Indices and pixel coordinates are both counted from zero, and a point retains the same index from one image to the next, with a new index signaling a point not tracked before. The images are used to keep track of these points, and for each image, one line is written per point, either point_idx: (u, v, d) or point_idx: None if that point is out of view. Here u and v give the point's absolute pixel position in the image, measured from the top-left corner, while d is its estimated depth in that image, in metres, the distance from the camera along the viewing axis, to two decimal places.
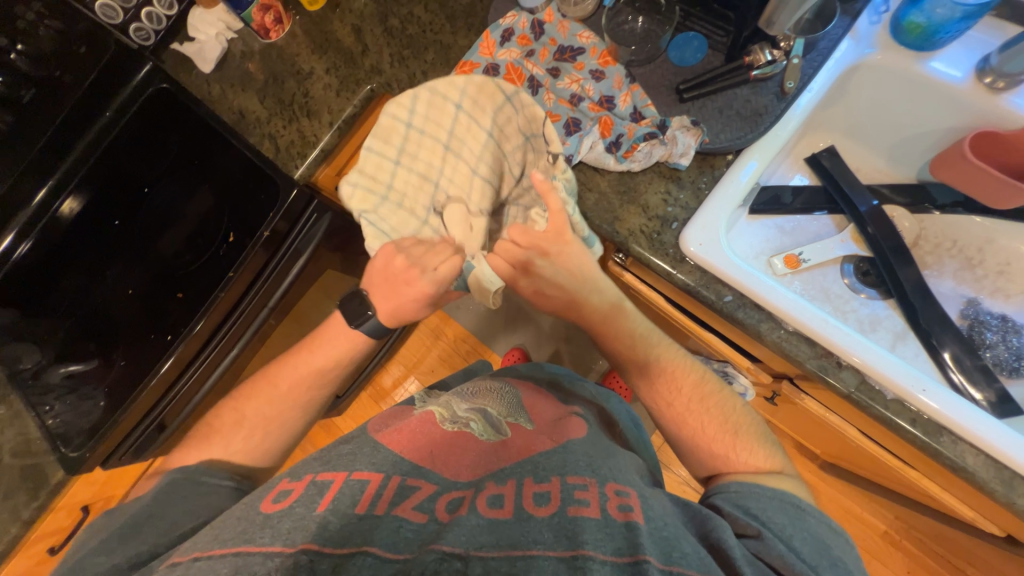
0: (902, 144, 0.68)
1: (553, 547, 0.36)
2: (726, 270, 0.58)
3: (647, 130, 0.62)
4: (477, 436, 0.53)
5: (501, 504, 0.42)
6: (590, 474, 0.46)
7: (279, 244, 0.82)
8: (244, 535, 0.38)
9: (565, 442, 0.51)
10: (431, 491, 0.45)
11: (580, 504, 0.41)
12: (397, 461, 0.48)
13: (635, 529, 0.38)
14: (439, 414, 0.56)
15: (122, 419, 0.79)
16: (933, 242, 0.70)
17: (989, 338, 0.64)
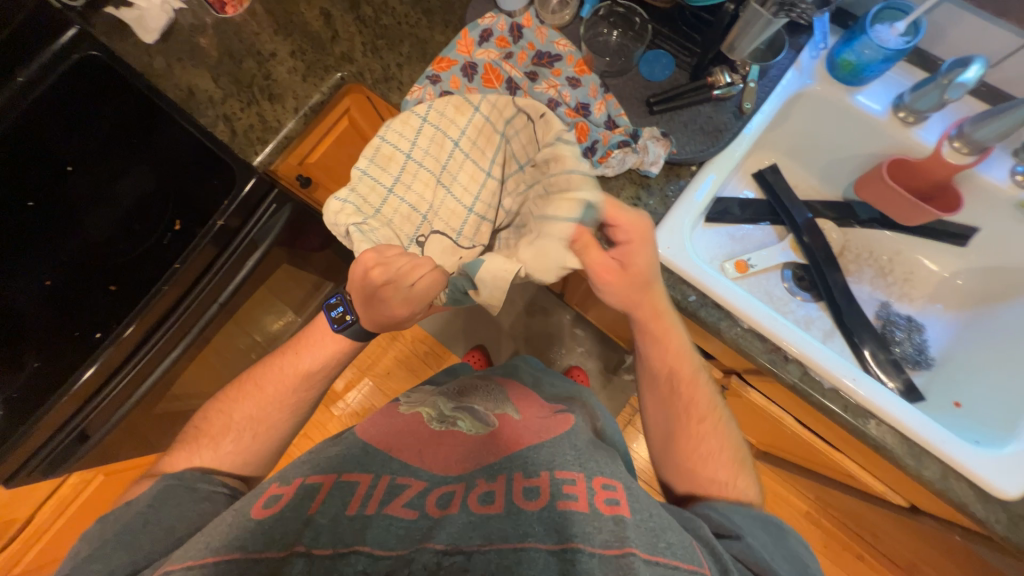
0: (830, 165, 0.78)
1: (544, 539, 0.38)
2: (691, 272, 0.63)
3: (621, 138, 0.66)
4: (466, 432, 0.54)
5: (491, 499, 0.43)
6: (579, 468, 0.46)
7: (231, 237, 0.77)
8: (238, 542, 0.38)
9: (552, 433, 0.52)
10: (420, 488, 0.44)
11: (569, 497, 0.41)
12: (384, 459, 0.48)
13: (622, 522, 0.39)
14: (427, 414, 0.57)
15: (46, 422, 0.69)
16: (856, 253, 0.80)
17: (898, 335, 0.75)
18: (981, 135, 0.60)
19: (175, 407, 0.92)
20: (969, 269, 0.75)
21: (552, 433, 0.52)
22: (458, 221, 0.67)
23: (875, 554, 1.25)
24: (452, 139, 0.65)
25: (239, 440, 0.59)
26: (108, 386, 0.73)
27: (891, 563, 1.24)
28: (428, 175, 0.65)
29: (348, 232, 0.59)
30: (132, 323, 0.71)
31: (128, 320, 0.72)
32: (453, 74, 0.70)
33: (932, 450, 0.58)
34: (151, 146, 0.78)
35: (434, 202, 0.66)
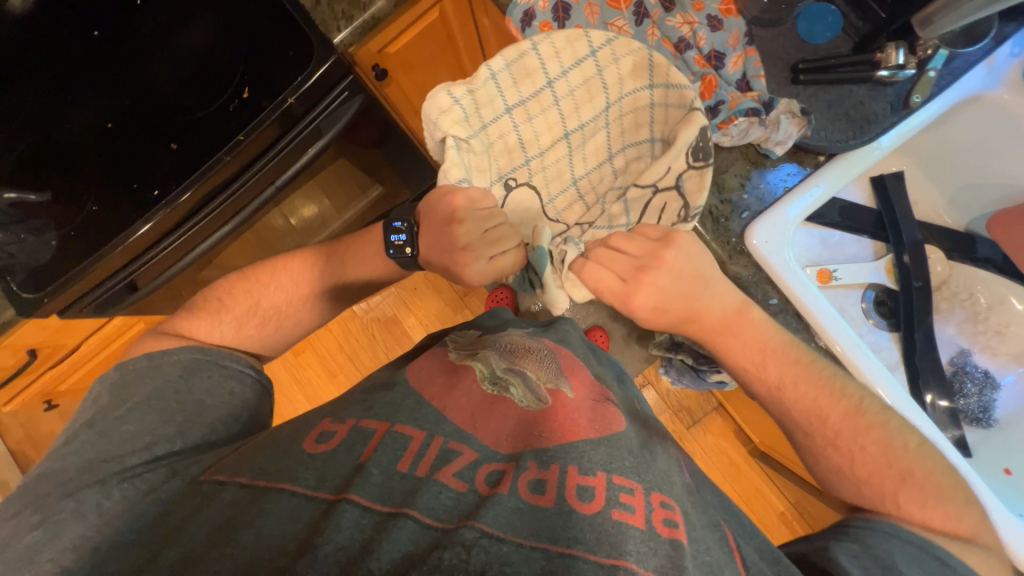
0: (965, 188, 0.69)
1: (594, 550, 0.32)
2: (780, 271, 0.58)
3: (751, 104, 0.56)
4: (517, 402, 0.45)
5: (541, 490, 0.36)
6: (637, 477, 0.38)
7: (297, 120, 0.72)
8: (287, 470, 0.39)
9: (606, 429, 0.42)
10: (471, 459, 0.39)
11: (625, 509, 0.35)
12: (438, 420, 0.43)
13: (680, 549, 0.33)
14: (476, 368, 0.49)
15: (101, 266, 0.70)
16: (953, 291, 0.73)
17: (968, 387, 0.70)
18: None
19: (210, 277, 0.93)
20: None
21: (608, 428, 0.43)
22: (552, 183, 0.65)
23: None
24: (606, 100, 0.59)
25: (278, 324, 0.60)
26: (160, 243, 0.74)
27: None
28: (558, 123, 0.61)
29: (443, 139, 0.55)
30: (188, 189, 0.69)
31: (181, 186, 0.69)
32: None
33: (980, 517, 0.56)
34: None
35: (546, 152, 0.63)
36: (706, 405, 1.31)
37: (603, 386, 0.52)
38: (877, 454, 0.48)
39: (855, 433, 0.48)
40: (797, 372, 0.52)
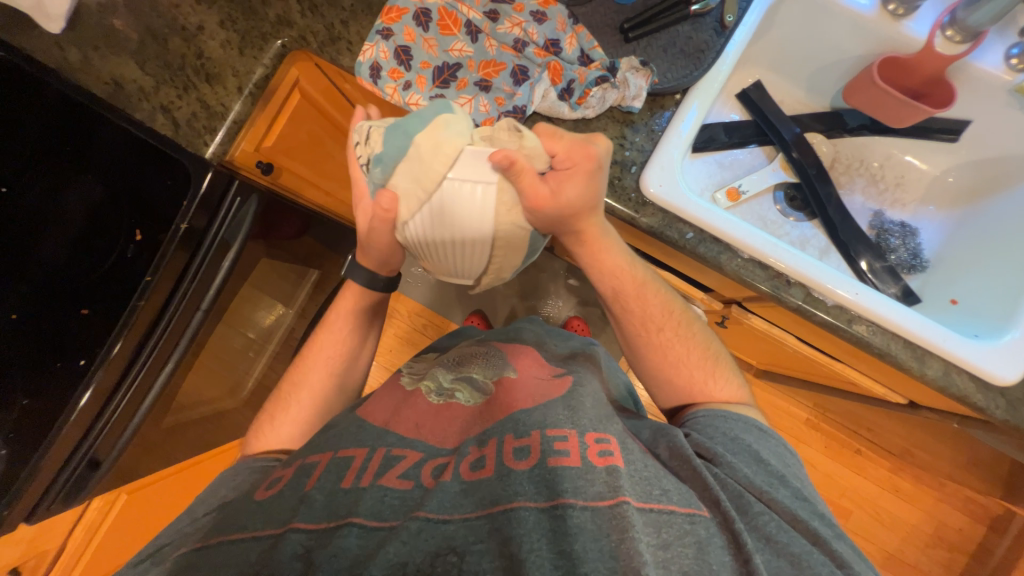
0: (817, 74, 0.75)
1: (534, 498, 0.40)
2: (685, 207, 0.61)
3: (598, 73, 0.61)
4: (464, 403, 0.56)
5: (482, 464, 0.45)
6: (571, 426, 0.47)
7: (201, 238, 0.72)
8: (239, 524, 0.45)
9: (541, 395, 0.53)
10: (416, 459, 0.48)
11: (559, 454, 0.43)
12: (381, 434, 0.52)
13: (615, 472, 0.42)
14: (426, 388, 0.59)
15: (57, 447, 0.67)
16: (846, 164, 0.79)
17: (893, 242, 0.76)
18: (977, 19, 0.59)
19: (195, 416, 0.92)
20: (961, 165, 0.74)
21: (545, 396, 0.53)
22: None
23: (867, 443, 1.37)
24: None
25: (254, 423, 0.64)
26: (110, 404, 0.70)
27: (882, 448, 1.37)
28: None
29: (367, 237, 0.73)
30: (118, 339, 0.68)
31: (112, 339, 0.68)
32: (406, 25, 0.65)
33: (933, 349, 0.59)
34: (89, 149, 0.72)
35: None
36: None
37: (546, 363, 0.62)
38: (702, 339, 0.63)
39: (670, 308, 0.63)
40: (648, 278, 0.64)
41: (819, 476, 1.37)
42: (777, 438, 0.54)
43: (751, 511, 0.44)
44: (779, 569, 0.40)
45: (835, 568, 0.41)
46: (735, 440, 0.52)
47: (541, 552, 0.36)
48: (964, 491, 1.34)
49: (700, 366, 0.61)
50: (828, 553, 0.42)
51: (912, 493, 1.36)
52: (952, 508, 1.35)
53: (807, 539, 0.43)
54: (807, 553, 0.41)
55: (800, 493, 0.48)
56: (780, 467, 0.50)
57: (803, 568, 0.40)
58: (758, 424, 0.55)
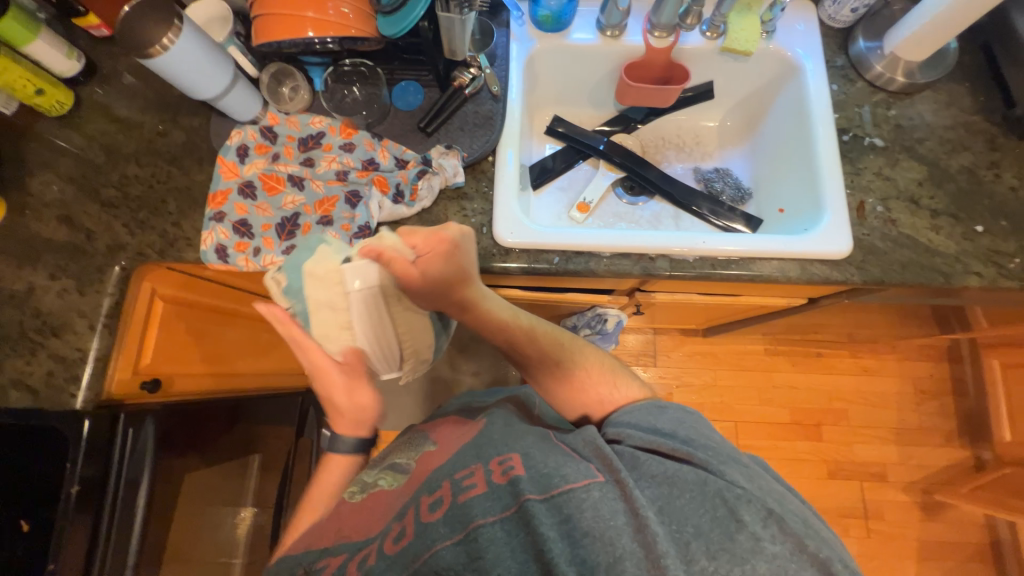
0: (593, 93, 0.91)
1: (450, 536, 0.43)
2: (540, 239, 0.68)
3: (416, 170, 0.69)
4: (388, 487, 0.55)
5: (402, 534, 0.45)
6: (476, 459, 0.51)
7: (101, 490, 0.66)
8: None
9: (456, 449, 0.55)
10: (342, 562, 0.46)
11: (468, 487, 0.47)
12: (299, 556, 0.48)
13: (516, 482, 0.45)
14: (349, 491, 0.57)
15: None
16: (654, 145, 0.94)
17: (721, 185, 0.90)
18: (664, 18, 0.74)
19: None
20: (729, 111, 0.94)
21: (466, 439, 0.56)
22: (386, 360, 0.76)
23: (825, 345, 1.48)
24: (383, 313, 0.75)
25: None
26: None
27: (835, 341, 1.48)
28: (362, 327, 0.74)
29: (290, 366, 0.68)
30: None
31: None
32: (234, 202, 0.69)
33: (784, 256, 0.70)
34: None
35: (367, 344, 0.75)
36: (649, 339, 1.46)
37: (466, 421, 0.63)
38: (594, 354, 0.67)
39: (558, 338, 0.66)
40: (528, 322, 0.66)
41: (804, 393, 1.45)
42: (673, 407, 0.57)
43: (640, 465, 0.48)
44: (656, 498, 0.45)
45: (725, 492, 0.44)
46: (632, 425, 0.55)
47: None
48: (920, 345, 1.46)
49: (601, 380, 0.65)
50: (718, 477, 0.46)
51: (882, 368, 1.46)
52: (917, 362, 1.47)
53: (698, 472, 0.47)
54: (683, 476, 0.46)
55: (693, 443, 0.50)
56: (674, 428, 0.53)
57: (676, 492, 0.45)
58: (656, 402, 0.58)
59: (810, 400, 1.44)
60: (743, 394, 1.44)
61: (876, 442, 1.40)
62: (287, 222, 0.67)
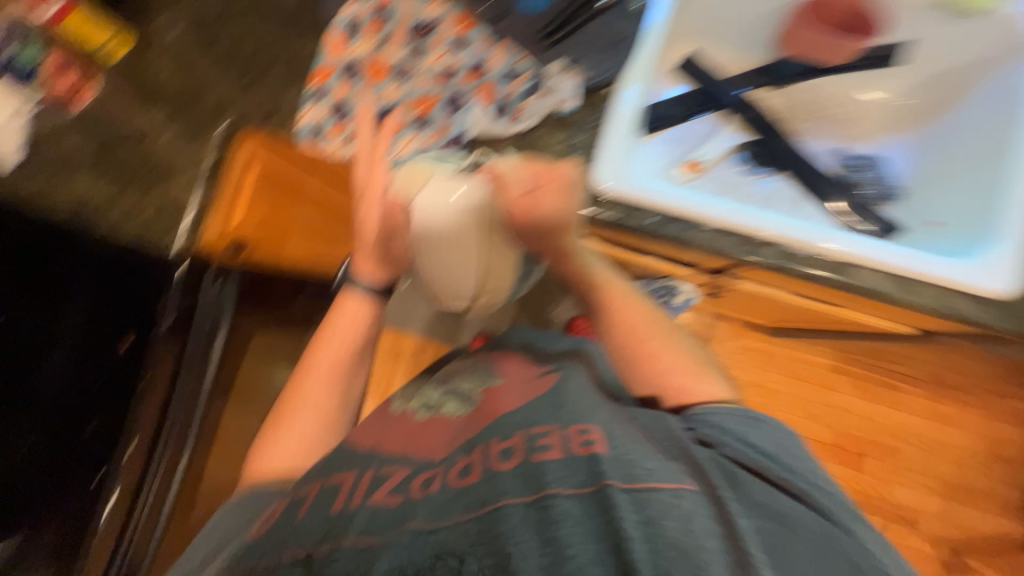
0: (749, 29, 0.77)
1: (521, 494, 0.45)
2: (641, 194, 0.62)
3: (528, 84, 0.64)
4: (452, 414, 0.63)
5: (469, 470, 0.50)
6: (554, 422, 0.54)
7: (188, 327, 0.76)
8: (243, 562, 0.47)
9: (529, 398, 0.60)
10: (404, 474, 0.53)
11: (543, 449, 0.50)
12: (369, 455, 0.56)
13: (596, 459, 0.46)
14: (415, 405, 0.66)
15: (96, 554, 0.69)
16: (805, 111, 0.79)
17: (867, 176, 0.77)
18: None
19: None
20: (908, 86, 0.77)
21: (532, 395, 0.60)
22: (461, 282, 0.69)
23: (902, 378, 1.34)
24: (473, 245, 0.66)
25: None
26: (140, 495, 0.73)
27: (913, 377, 1.34)
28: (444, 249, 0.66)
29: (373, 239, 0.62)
30: (133, 434, 0.72)
31: (125, 439, 0.72)
32: (337, 82, 0.66)
33: (919, 277, 0.60)
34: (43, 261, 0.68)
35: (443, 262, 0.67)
36: (706, 321, 1.37)
37: (536, 365, 0.68)
38: (680, 347, 0.64)
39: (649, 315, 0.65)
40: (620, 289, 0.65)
41: (859, 420, 1.34)
42: (769, 424, 0.56)
43: (739, 480, 0.48)
44: (769, 530, 0.43)
45: (823, 521, 0.46)
46: (729, 433, 0.54)
47: (528, 545, 0.41)
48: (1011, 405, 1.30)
49: (687, 372, 0.62)
50: (814, 506, 0.47)
51: (957, 418, 1.32)
52: (1001, 422, 1.31)
53: (794, 498, 0.48)
54: (792, 511, 0.46)
55: (790, 467, 0.51)
56: (774, 450, 0.53)
57: (788, 525, 0.44)
58: (751, 413, 0.57)
59: (862, 429, 1.34)
60: (792, 404, 1.35)
61: (920, 489, 1.31)
62: (384, 113, 0.65)
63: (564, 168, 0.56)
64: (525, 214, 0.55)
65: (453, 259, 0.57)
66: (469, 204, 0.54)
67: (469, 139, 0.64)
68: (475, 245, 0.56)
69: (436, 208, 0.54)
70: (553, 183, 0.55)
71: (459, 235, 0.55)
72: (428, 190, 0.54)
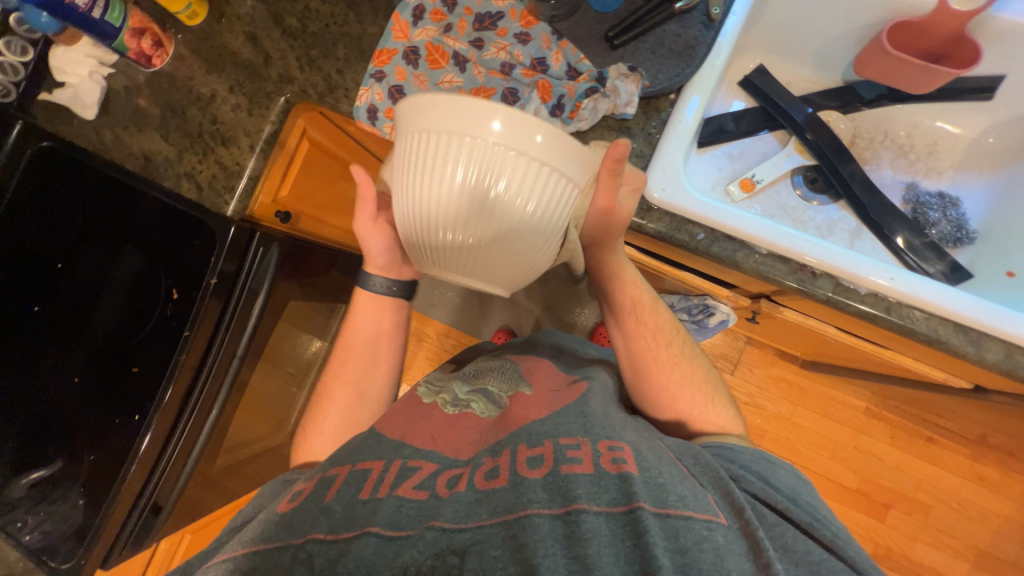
0: (824, 49, 0.73)
1: (548, 505, 0.45)
2: (695, 209, 0.59)
3: (587, 85, 0.61)
4: (479, 414, 0.62)
5: (497, 474, 0.50)
6: (584, 434, 0.53)
7: (232, 286, 0.76)
8: (269, 533, 0.48)
9: (559, 407, 0.59)
10: (431, 470, 0.53)
11: (573, 462, 0.49)
12: (398, 447, 0.57)
13: (628, 479, 0.46)
14: (442, 399, 0.66)
15: (121, 498, 0.71)
16: (869, 138, 0.77)
17: (932, 216, 0.73)
18: None
19: (245, 454, 0.95)
20: (1000, 123, 0.71)
21: (560, 404, 0.60)
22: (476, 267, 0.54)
23: (942, 430, 1.26)
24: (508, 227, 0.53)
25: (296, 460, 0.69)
26: (170, 443, 0.75)
27: (956, 434, 1.26)
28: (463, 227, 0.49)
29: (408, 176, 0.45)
30: (169, 384, 0.72)
31: (162, 388, 0.73)
32: (397, 64, 0.66)
33: (990, 331, 0.55)
34: (126, 220, 0.79)
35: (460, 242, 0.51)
36: (737, 345, 1.32)
37: (561, 375, 0.70)
38: (692, 363, 0.66)
39: (665, 327, 0.67)
40: (642, 299, 0.66)
41: (888, 469, 1.27)
42: (787, 470, 0.56)
43: (769, 520, 0.48)
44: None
45: (853, 574, 0.44)
46: (755, 470, 0.54)
47: (556, 557, 0.41)
48: None
49: (700, 390, 0.64)
50: (844, 558, 0.46)
51: (999, 480, 1.24)
52: None
53: (824, 548, 0.46)
54: (826, 560, 0.45)
55: (816, 513, 0.50)
56: (796, 494, 0.52)
57: (820, 572, 0.44)
58: (767, 456, 0.57)
59: (891, 480, 1.27)
60: (819, 443, 1.29)
61: (947, 552, 1.23)
62: None
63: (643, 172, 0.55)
64: (611, 210, 0.52)
65: (512, 227, 0.43)
66: (560, 155, 0.42)
67: None
68: (549, 207, 0.44)
69: (514, 143, 0.41)
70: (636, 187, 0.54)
71: (533, 191, 0.42)
72: (512, 123, 0.41)
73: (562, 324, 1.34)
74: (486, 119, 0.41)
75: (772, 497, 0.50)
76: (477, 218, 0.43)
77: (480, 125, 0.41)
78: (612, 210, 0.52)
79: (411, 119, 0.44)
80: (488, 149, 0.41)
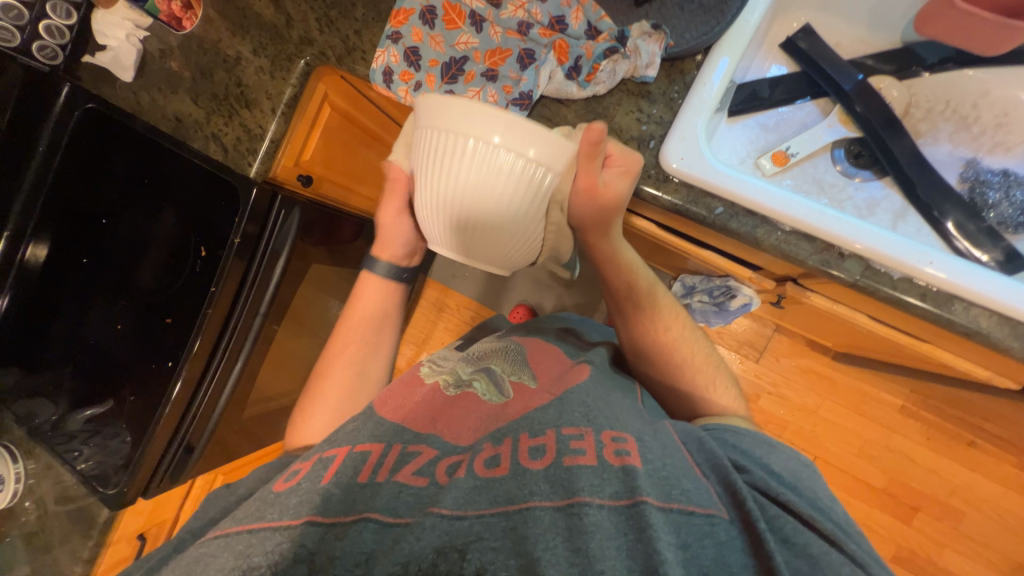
0: (880, 5, 0.65)
1: (550, 497, 0.45)
2: (713, 180, 0.55)
3: (607, 45, 0.58)
4: (481, 396, 0.63)
5: (497, 462, 0.50)
6: (587, 424, 0.53)
7: (254, 247, 0.80)
8: (257, 512, 0.47)
9: (563, 391, 0.60)
10: (431, 456, 0.54)
11: (576, 453, 0.49)
12: (398, 431, 0.57)
13: (632, 472, 0.46)
14: (444, 381, 0.66)
15: (157, 438, 0.78)
16: (925, 108, 0.69)
17: (991, 197, 0.66)
18: None
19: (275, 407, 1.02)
20: None
21: (557, 392, 0.60)
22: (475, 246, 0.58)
23: (987, 436, 1.17)
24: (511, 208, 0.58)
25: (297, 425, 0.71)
26: (200, 390, 0.81)
27: (1004, 441, 1.17)
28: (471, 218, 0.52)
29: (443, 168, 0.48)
30: (197, 335, 0.77)
31: (192, 337, 0.77)
32: (413, 25, 0.64)
33: None
34: (163, 180, 0.82)
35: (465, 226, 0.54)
36: (765, 332, 1.26)
37: (566, 358, 0.70)
38: (693, 347, 0.68)
39: (664, 309, 0.68)
40: (637, 284, 0.67)
41: (923, 473, 1.20)
42: (790, 454, 0.55)
43: (768, 512, 0.46)
44: (798, 570, 0.42)
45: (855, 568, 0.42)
46: (745, 453, 0.54)
47: (558, 550, 0.40)
48: None
49: (703, 369, 0.67)
50: (845, 551, 0.44)
51: None
52: None
53: (824, 538, 0.45)
54: (826, 554, 0.43)
55: (815, 501, 0.49)
56: (795, 480, 0.51)
57: (820, 568, 0.42)
58: (770, 440, 0.57)
59: (923, 483, 1.20)
60: (848, 440, 1.23)
61: (978, 562, 1.17)
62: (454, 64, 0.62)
63: (635, 155, 0.54)
64: (593, 190, 0.53)
65: (529, 217, 0.50)
66: (549, 152, 0.47)
67: (535, 98, 0.60)
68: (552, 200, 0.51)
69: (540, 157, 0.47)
70: (626, 170, 0.54)
71: (529, 188, 0.48)
72: (510, 127, 0.46)
73: (582, 301, 1.32)
74: (489, 132, 0.46)
75: (772, 489, 0.48)
76: (485, 212, 0.49)
77: (512, 139, 0.46)
78: (595, 195, 0.53)
79: (426, 118, 0.49)
80: (492, 151, 0.46)
